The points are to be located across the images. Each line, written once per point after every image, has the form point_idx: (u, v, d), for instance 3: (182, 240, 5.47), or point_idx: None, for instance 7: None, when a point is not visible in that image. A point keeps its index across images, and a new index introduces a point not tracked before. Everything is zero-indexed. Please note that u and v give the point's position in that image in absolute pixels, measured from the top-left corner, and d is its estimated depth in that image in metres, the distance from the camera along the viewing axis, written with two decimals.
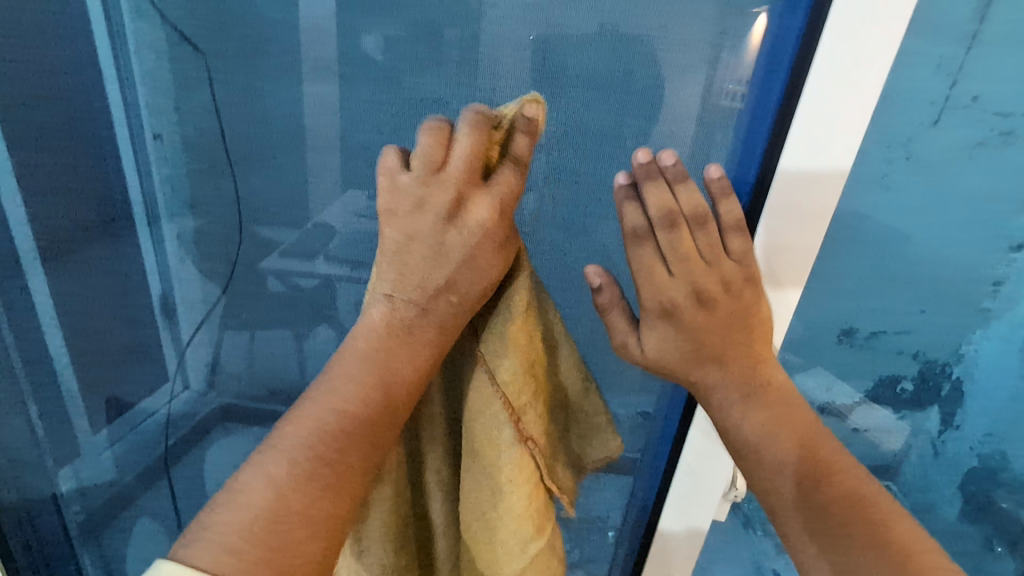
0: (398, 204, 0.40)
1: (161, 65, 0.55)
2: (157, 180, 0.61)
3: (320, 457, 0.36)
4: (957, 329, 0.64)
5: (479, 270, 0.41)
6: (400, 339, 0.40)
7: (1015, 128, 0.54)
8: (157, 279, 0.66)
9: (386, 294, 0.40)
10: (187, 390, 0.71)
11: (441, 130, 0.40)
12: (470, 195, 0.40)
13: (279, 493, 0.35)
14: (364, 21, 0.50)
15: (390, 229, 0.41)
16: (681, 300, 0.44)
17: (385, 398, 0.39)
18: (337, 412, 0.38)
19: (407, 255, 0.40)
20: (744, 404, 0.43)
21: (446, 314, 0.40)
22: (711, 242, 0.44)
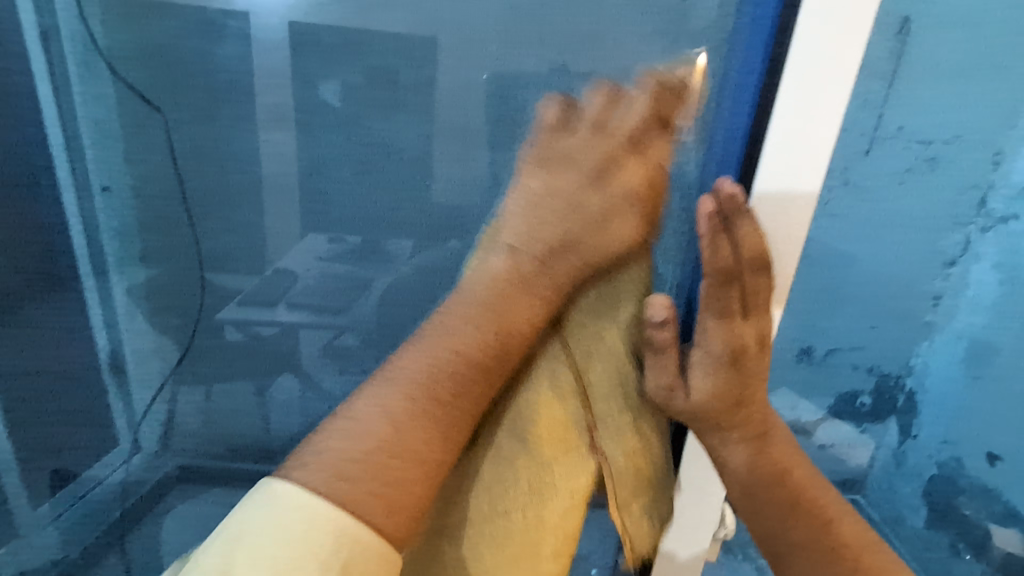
0: (552, 157, 0.45)
1: (111, 117, 0.54)
2: (107, 232, 0.59)
3: (424, 397, 0.38)
4: (905, 342, 0.68)
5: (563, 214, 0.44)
6: (517, 289, 0.42)
7: (936, 154, 0.59)
8: (104, 335, 0.63)
9: (540, 164, 0.45)
10: (140, 451, 0.67)
11: (613, 96, 0.44)
12: (640, 151, 0.43)
13: (393, 426, 0.37)
14: (321, 69, 0.50)
15: (535, 180, 0.45)
16: (716, 350, 0.42)
17: (499, 343, 0.41)
18: (451, 353, 0.40)
19: (552, 158, 0.45)
20: (755, 453, 0.43)
21: (563, 278, 0.43)
22: (748, 291, 0.41)
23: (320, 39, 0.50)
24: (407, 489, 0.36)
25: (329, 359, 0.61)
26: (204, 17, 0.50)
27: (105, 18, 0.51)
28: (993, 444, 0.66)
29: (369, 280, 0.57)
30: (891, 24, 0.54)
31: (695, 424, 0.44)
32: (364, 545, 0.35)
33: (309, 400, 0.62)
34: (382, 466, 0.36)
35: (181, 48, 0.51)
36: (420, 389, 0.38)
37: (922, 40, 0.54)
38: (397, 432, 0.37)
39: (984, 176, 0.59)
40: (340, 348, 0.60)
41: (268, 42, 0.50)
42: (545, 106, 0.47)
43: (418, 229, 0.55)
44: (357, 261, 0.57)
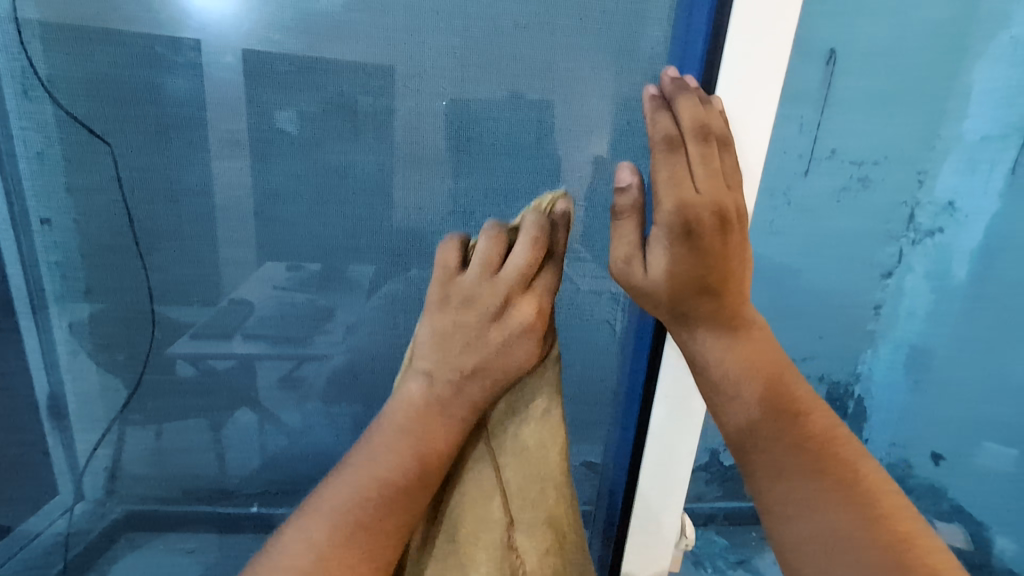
0: (454, 298, 0.44)
1: (51, 146, 0.52)
2: (45, 268, 0.55)
3: (382, 470, 0.41)
4: (851, 352, 0.71)
5: (460, 359, 0.43)
6: (432, 417, 0.43)
7: (869, 174, 0.63)
8: (43, 376, 0.59)
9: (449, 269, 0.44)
10: (81, 500, 0.62)
11: (500, 235, 0.44)
12: (517, 300, 0.43)
13: (319, 556, 0.38)
14: (277, 97, 0.50)
15: (440, 312, 0.44)
16: (676, 288, 0.42)
17: (418, 463, 0.42)
18: (378, 475, 0.41)
19: (466, 263, 0.45)
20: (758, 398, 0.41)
21: (476, 396, 0.44)
22: (704, 237, 0.41)
23: (275, 68, 0.49)
24: (353, 568, 0.39)
25: (289, 390, 0.59)
26: (154, 45, 0.49)
27: (46, 47, 0.49)
28: (934, 445, 0.73)
29: (329, 308, 0.57)
30: (818, 56, 0.58)
31: (688, 361, 0.44)
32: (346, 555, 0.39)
33: (268, 433, 0.61)
34: (364, 505, 0.40)
35: (127, 79, 0.50)
36: (388, 462, 0.42)
37: (844, 71, 0.59)
38: (377, 466, 0.42)
39: (912, 194, 0.64)
40: (301, 378, 0.59)
41: (221, 72, 0.49)
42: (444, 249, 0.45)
43: (379, 254, 0.54)
44: (316, 289, 0.56)
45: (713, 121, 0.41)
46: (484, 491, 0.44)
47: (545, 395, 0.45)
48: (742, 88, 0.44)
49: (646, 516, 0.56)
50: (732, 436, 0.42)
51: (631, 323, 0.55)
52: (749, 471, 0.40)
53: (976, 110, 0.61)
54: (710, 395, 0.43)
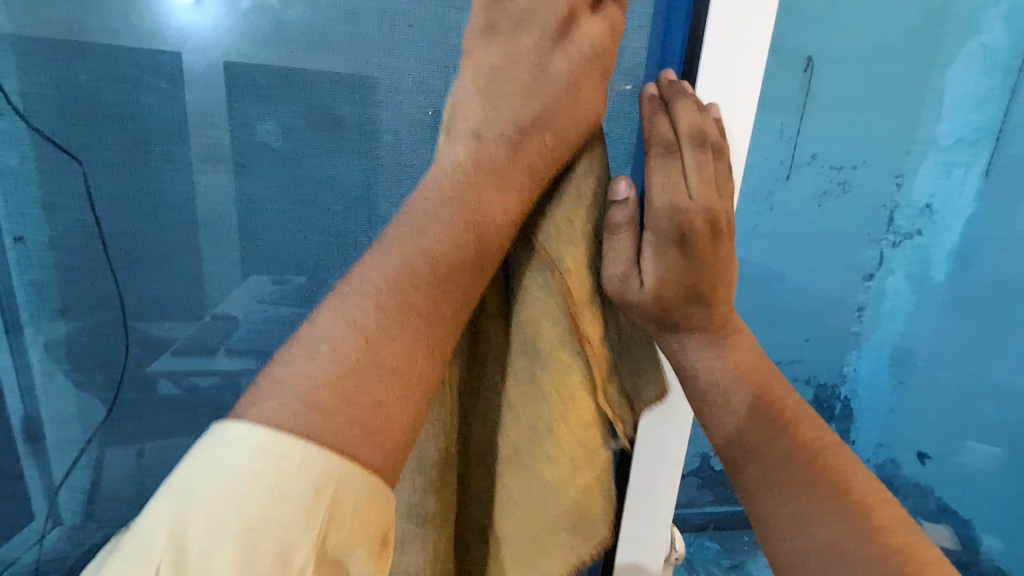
0: (506, 75, 0.39)
1: (23, 162, 0.50)
2: (18, 286, 0.54)
3: (347, 389, 0.30)
4: (836, 353, 0.71)
5: (464, 225, 0.35)
6: (485, 182, 0.37)
7: (847, 178, 0.64)
8: (18, 398, 0.57)
9: (472, 131, 0.38)
10: (59, 526, 0.60)
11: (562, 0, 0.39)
12: (583, 18, 0.40)
13: (360, 336, 0.31)
14: (259, 110, 0.50)
15: (483, 47, 0.40)
16: (670, 302, 0.40)
17: (473, 236, 0.36)
18: (424, 250, 0.34)
19: (501, 86, 0.39)
20: (746, 408, 0.40)
21: (537, 152, 0.39)
22: (698, 245, 0.39)
23: (254, 79, 0.49)
24: (388, 419, 0.31)
25: None
26: (132, 57, 0.48)
27: (20, 59, 0.48)
28: (919, 444, 0.74)
29: (314, 322, 0.56)
30: (795, 64, 0.59)
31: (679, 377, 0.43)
32: (354, 483, 0.29)
33: None
34: (351, 424, 0.30)
35: (103, 90, 0.49)
36: (329, 385, 0.30)
37: (820, 78, 0.60)
38: (331, 416, 0.29)
39: (890, 197, 0.65)
40: None
41: (200, 84, 0.49)
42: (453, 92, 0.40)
43: (365, 265, 0.54)
44: (301, 302, 0.55)
45: (709, 127, 0.40)
46: (557, 371, 0.40)
47: (575, 215, 0.40)
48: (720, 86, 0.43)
49: (638, 526, 0.55)
50: (723, 449, 0.41)
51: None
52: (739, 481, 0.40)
53: (949, 114, 0.63)
54: (699, 410, 0.42)
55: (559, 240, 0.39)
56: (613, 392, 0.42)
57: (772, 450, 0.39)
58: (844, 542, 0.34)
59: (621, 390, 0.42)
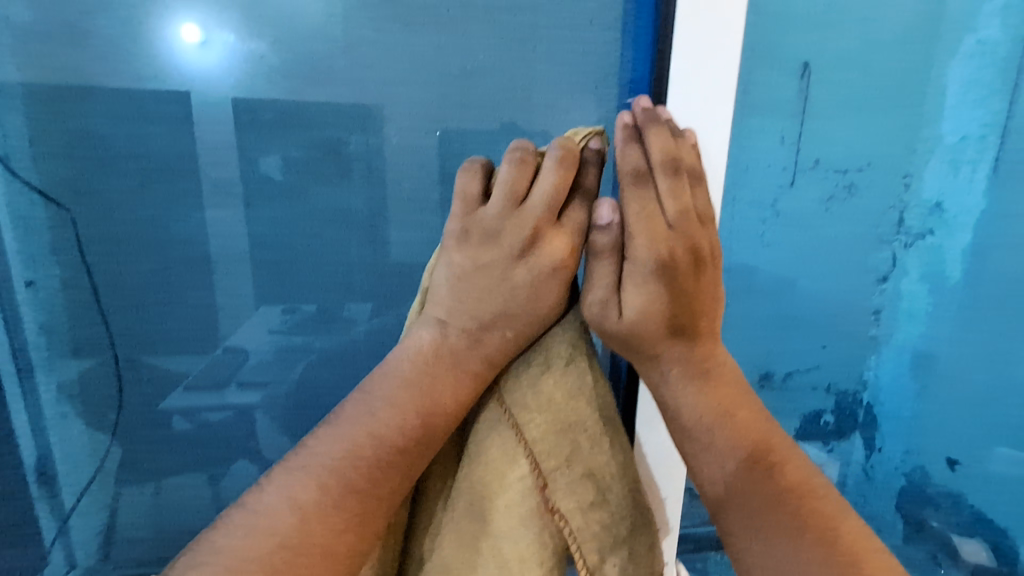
0: (471, 233, 0.41)
1: (33, 207, 0.51)
2: (30, 330, 0.53)
3: (276, 561, 0.34)
4: (854, 359, 0.69)
5: (413, 410, 0.40)
6: (438, 367, 0.41)
7: (854, 181, 0.63)
8: (29, 442, 0.56)
9: (438, 319, 0.42)
10: (75, 568, 0.60)
11: (525, 160, 0.40)
12: (548, 233, 0.41)
13: (301, 517, 0.35)
14: (262, 145, 0.50)
15: (458, 254, 0.41)
16: (651, 332, 0.41)
17: (421, 420, 0.40)
18: (372, 435, 0.38)
19: (467, 283, 0.41)
20: (736, 452, 0.40)
21: (494, 349, 0.41)
22: (679, 274, 0.40)
23: (258, 116, 0.50)
24: None
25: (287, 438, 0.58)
26: (139, 99, 0.49)
27: (30, 110, 0.49)
28: (947, 450, 0.71)
29: (324, 350, 0.56)
30: (792, 69, 0.59)
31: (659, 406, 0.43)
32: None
33: None
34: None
35: (112, 135, 0.50)
36: (263, 558, 0.34)
37: (820, 81, 0.60)
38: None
39: (898, 198, 0.64)
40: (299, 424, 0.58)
41: (208, 121, 0.50)
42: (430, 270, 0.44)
43: (373, 290, 0.54)
44: (310, 332, 0.55)
45: (684, 152, 0.42)
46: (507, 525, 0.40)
47: (540, 383, 0.41)
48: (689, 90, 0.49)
49: None
50: (709, 492, 0.40)
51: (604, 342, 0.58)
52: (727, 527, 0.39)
53: (952, 111, 0.62)
54: (686, 452, 0.41)
55: (532, 401, 0.41)
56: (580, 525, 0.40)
57: (759, 488, 0.38)
58: None
59: (619, 564, 0.40)
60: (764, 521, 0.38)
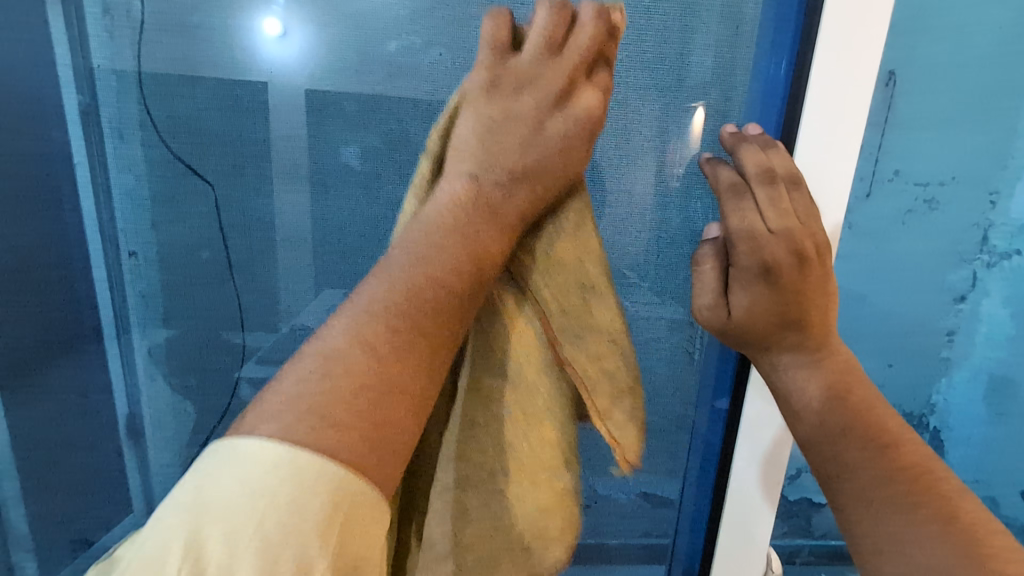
0: (502, 79, 0.41)
1: (138, 182, 0.55)
2: (129, 295, 0.58)
3: (355, 400, 0.33)
4: (924, 380, 0.66)
5: (463, 254, 0.39)
6: (478, 213, 0.40)
7: (935, 196, 0.61)
8: (123, 398, 0.62)
9: (467, 173, 0.41)
10: (152, 517, 0.64)
11: (563, 9, 0.41)
12: (581, 87, 0.42)
13: (375, 358, 0.34)
14: (343, 135, 0.53)
15: (486, 102, 0.41)
16: (759, 330, 0.44)
17: (475, 269, 0.39)
18: (431, 278, 0.38)
19: (499, 134, 0.41)
20: (838, 427, 0.42)
21: (524, 202, 0.41)
22: (785, 276, 0.43)
23: (340, 106, 0.53)
24: (392, 431, 0.34)
25: None
26: (235, 89, 0.53)
27: (144, 91, 0.53)
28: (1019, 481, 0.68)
29: None
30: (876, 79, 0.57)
31: (775, 396, 0.47)
32: (361, 496, 0.32)
33: None
34: (362, 438, 0.33)
35: (210, 118, 0.53)
36: (342, 400, 0.33)
37: (906, 90, 0.57)
38: (343, 432, 0.32)
39: (983, 215, 0.61)
40: None
41: (286, 109, 0.53)
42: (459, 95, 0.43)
43: None
44: None
45: (775, 162, 0.44)
46: (533, 398, 0.43)
47: (558, 247, 0.42)
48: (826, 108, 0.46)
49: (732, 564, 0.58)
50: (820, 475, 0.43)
51: (710, 353, 0.56)
52: (838, 502, 0.41)
53: None
54: (797, 432, 0.45)
55: (552, 283, 0.42)
56: (621, 416, 0.43)
57: (865, 465, 0.40)
58: (933, 547, 0.36)
59: (624, 413, 0.43)
60: (872, 492, 0.39)
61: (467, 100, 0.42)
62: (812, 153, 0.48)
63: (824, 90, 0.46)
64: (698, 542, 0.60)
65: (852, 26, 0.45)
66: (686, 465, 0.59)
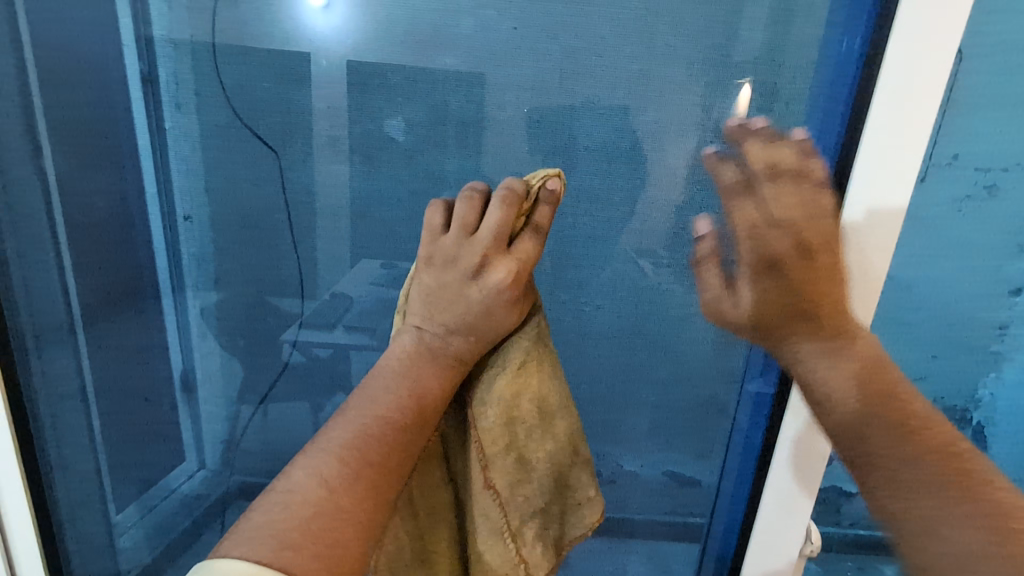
0: (434, 257, 0.43)
1: (194, 150, 0.57)
2: (186, 258, 0.61)
3: (313, 527, 0.36)
4: (969, 373, 0.64)
5: (406, 395, 0.41)
6: (424, 365, 0.42)
7: (997, 182, 0.58)
8: (178, 355, 0.65)
9: (415, 325, 0.44)
10: (203, 468, 0.69)
11: (473, 198, 0.43)
12: (494, 262, 0.42)
13: (329, 489, 0.37)
14: (387, 107, 0.54)
15: (426, 274, 0.44)
16: (767, 318, 0.44)
17: (416, 406, 0.41)
18: (379, 417, 0.40)
19: (438, 299, 0.43)
20: (857, 406, 0.39)
21: (463, 351, 0.43)
22: (789, 268, 0.43)
23: (385, 78, 0.53)
24: (339, 541, 0.36)
25: None
26: (285, 59, 0.54)
27: (201, 63, 0.55)
28: None
29: None
30: None
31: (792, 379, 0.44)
32: None
33: None
34: (311, 556, 0.35)
35: (261, 88, 0.55)
36: (297, 525, 0.36)
37: (972, 69, 0.54)
38: (301, 554, 0.35)
39: None
40: None
41: (332, 80, 0.54)
42: (408, 289, 0.46)
43: None
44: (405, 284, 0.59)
45: (783, 154, 0.44)
46: (489, 509, 0.45)
47: (502, 376, 0.44)
48: (901, 89, 0.44)
49: (771, 525, 0.57)
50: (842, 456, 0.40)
51: None
52: (868, 482, 0.37)
53: None
54: (813, 417, 0.42)
55: (494, 414, 0.44)
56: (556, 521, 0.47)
57: (897, 448, 0.36)
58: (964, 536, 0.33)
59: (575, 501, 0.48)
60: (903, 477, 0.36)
61: (416, 272, 0.45)
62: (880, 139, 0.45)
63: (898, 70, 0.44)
64: (738, 510, 0.60)
65: (934, 5, 0.42)
66: (722, 449, 0.60)
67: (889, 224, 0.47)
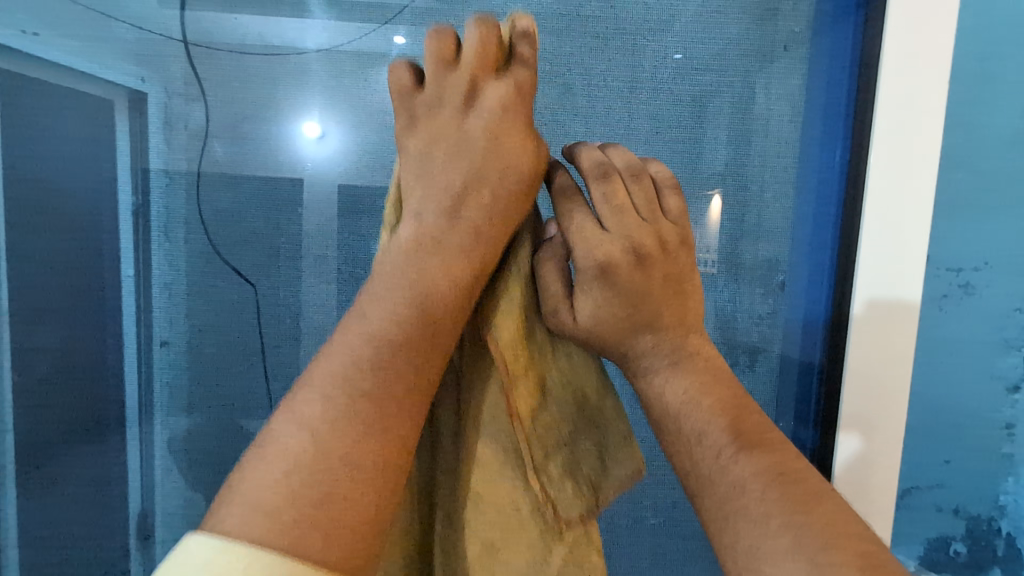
0: (417, 113, 0.38)
1: (177, 274, 0.57)
2: (158, 384, 0.58)
3: (297, 485, 0.29)
4: (986, 478, 0.57)
5: (403, 301, 0.34)
6: (427, 257, 0.35)
7: (970, 280, 0.54)
8: (138, 494, 0.60)
9: (414, 212, 0.36)
10: None
11: (445, 33, 0.39)
12: (486, 82, 0.38)
13: (313, 443, 0.30)
14: (374, 227, 0.55)
15: (411, 140, 0.38)
16: (610, 336, 0.38)
17: (423, 315, 0.34)
18: (366, 338, 0.33)
19: (432, 160, 0.37)
20: (803, 539, 0.30)
21: (476, 224, 0.36)
22: (623, 276, 0.38)
23: (372, 201, 0.55)
24: (359, 498, 0.30)
25: None
26: (276, 186, 0.56)
27: (192, 190, 0.56)
28: None
29: None
30: None
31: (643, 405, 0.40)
32: None
33: None
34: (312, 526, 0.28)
35: (252, 215, 0.56)
36: (286, 502, 0.29)
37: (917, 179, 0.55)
38: (279, 521, 0.28)
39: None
40: None
41: (319, 203, 0.56)
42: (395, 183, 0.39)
43: None
44: None
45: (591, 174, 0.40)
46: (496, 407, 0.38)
47: (513, 290, 0.37)
48: (890, 202, 0.51)
49: None
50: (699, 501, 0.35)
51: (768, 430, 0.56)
52: (727, 541, 0.32)
53: None
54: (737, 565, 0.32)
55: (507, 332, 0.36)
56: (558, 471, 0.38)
57: (759, 497, 0.32)
58: None
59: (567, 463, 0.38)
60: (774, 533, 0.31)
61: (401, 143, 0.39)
62: (880, 249, 0.51)
63: (881, 194, 0.51)
64: None
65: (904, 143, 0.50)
66: None
67: (902, 317, 0.52)
